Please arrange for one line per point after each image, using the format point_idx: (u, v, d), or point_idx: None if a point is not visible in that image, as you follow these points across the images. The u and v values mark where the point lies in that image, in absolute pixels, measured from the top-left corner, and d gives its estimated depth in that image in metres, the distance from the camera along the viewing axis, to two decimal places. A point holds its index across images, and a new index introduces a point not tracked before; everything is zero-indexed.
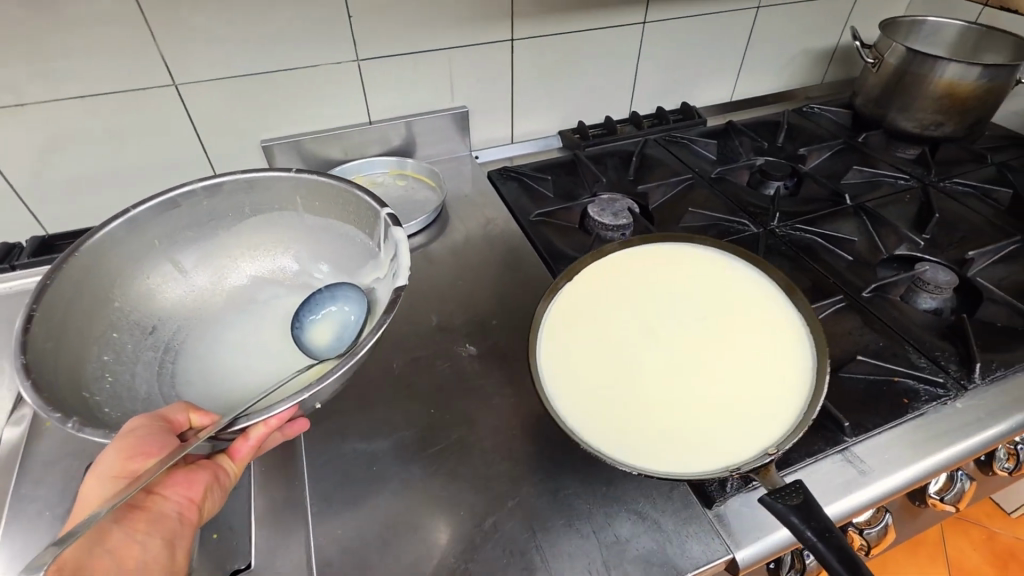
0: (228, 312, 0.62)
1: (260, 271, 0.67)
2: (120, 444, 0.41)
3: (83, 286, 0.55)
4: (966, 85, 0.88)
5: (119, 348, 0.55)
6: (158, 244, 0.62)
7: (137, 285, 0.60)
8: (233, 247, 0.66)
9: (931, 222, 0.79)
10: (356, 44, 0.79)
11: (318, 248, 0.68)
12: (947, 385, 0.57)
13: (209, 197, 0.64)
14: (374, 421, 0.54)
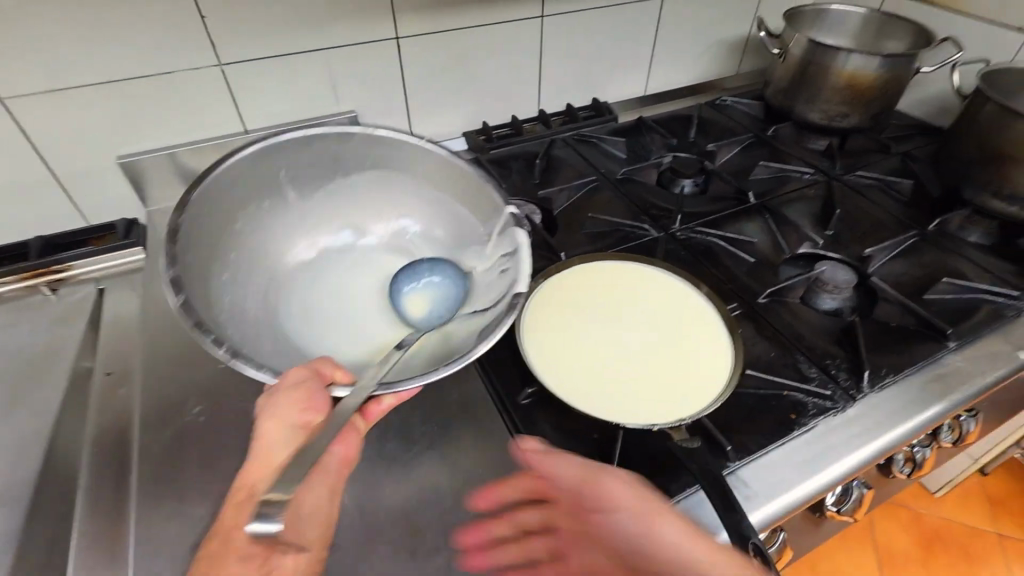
0: (332, 263, 0.61)
1: (367, 246, 0.63)
2: (278, 393, 0.42)
3: (203, 216, 0.54)
4: (867, 75, 0.87)
5: (233, 270, 0.54)
6: (263, 202, 0.60)
7: (257, 216, 0.59)
8: (344, 204, 0.64)
9: (832, 217, 0.78)
10: (214, 44, 0.71)
11: (416, 232, 0.64)
12: (834, 395, 0.55)
13: (332, 143, 0.61)
14: (219, 484, 0.48)
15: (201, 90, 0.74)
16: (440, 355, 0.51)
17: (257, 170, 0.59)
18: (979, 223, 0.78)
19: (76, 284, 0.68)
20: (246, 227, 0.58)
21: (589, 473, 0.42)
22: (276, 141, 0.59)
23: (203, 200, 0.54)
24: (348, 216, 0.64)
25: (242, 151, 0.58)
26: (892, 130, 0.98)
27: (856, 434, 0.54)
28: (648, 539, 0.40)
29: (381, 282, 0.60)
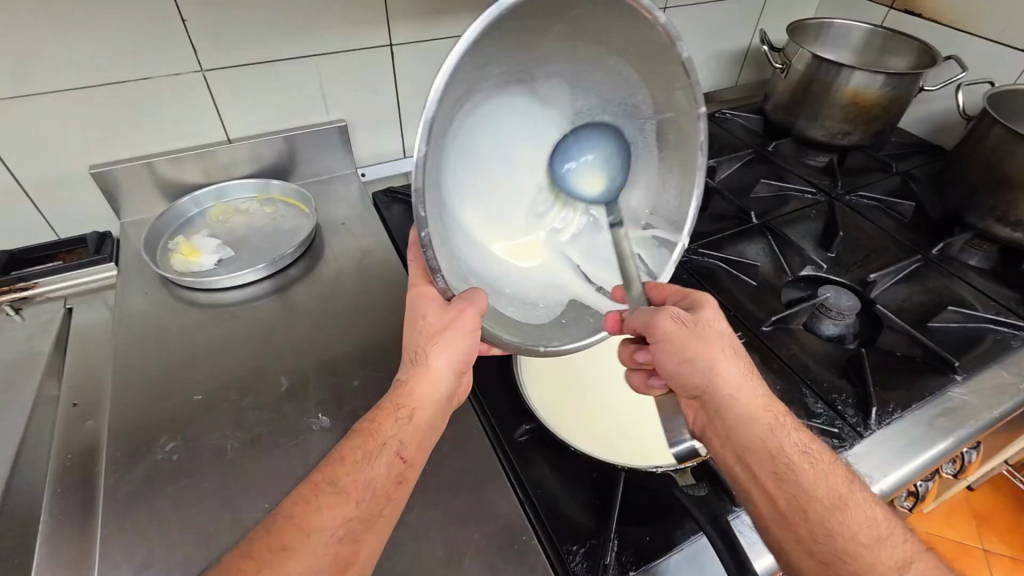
0: (521, 89, 0.50)
1: (598, 101, 0.54)
2: (458, 319, 0.47)
3: (558, 33, 0.46)
4: (871, 94, 0.85)
5: (459, 106, 0.44)
6: (586, 42, 0.48)
7: (514, 59, 0.47)
8: (596, 91, 0.53)
9: (835, 240, 0.76)
10: (196, 49, 0.65)
11: (624, 155, 0.58)
12: (842, 433, 0.53)
13: (634, 67, 0.50)
14: (192, 533, 0.44)
15: (180, 96, 0.68)
16: (534, 292, 0.56)
17: (602, 24, 0.47)
18: (980, 245, 0.78)
19: (42, 301, 0.64)
20: (557, 55, 0.49)
21: (698, 344, 0.51)
22: (652, 16, 0.44)
23: (561, 9, 0.43)
24: (595, 88, 0.53)
25: (647, 6, 0.44)
26: (891, 147, 0.97)
27: (869, 473, 0.51)
28: (762, 415, 0.49)
29: (530, 174, 0.56)
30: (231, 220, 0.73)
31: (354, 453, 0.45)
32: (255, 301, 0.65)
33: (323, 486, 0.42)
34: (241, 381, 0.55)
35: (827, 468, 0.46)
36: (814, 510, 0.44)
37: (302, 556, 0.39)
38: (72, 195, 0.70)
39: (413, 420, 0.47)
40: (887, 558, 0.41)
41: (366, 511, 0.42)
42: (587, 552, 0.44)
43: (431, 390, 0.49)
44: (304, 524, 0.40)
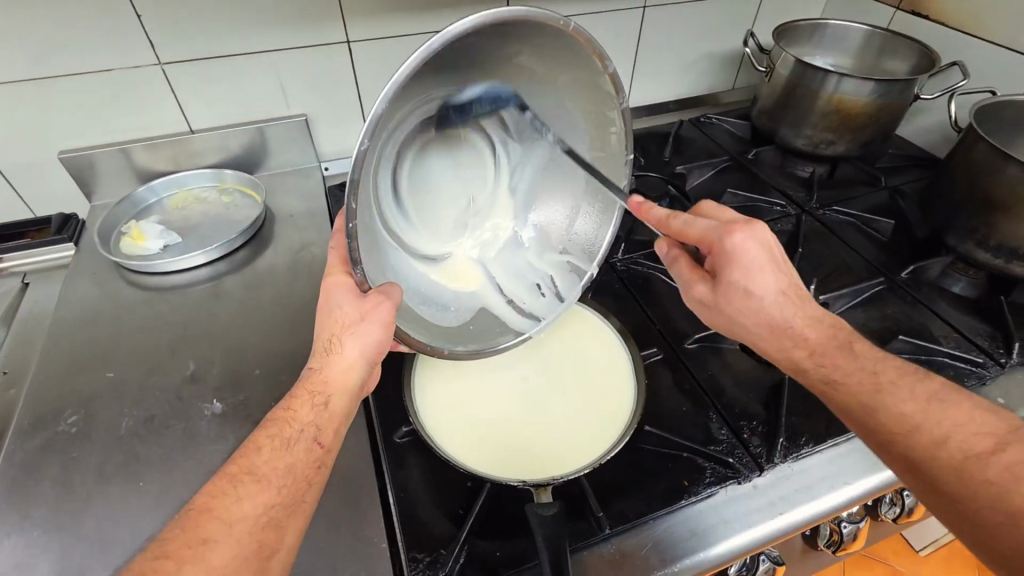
0: (474, 102, 0.48)
1: (540, 126, 0.52)
2: (376, 311, 0.43)
3: (526, 52, 0.44)
4: (856, 102, 0.79)
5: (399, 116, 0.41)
6: (543, 66, 0.46)
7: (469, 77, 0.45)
8: (550, 123, 0.52)
9: (794, 256, 0.71)
10: (153, 45, 0.69)
11: (554, 190, 0.56)
12: (738, 463, 0.49)
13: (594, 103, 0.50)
14: (70, 502, 0.47)
15: (141, 89, 0.72)
16: (448, 294, 0.52)
17: (570, 64, 0.46)
18: (963, 270, 0.72)
19: (6, 275, 0.69)
20: (517, 75, 0.47)
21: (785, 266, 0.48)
22: (605, 60, 0.45)
23: (536, 35, 0.42)
24: (544, 111, 0.51)
25: (604, 52, 0.44)
26: (884, 160, 0.90)
27: (761, 508, 0.48)
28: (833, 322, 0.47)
29: (461, 182, 0.53)
30: (188, 208, 0.77)
31: (272, 441, 0.41)
32: (189, 286, 0.68)
33: (241, 477, 0.39)
34: (152, 366, 0.58)
35: (875, 370, 0.44)
36: (879, 410, 0.42)
37: (223, 548, 0.35)
38: (44, 180, 0.76)
39: (331, 407, 0.43)
40: (950, 451, 0.39)
41: (286, 500, 0.39)
42: (431, 561, 0.43)
43: (349, 378, 0.45)
44: (223, 514, 0.37)
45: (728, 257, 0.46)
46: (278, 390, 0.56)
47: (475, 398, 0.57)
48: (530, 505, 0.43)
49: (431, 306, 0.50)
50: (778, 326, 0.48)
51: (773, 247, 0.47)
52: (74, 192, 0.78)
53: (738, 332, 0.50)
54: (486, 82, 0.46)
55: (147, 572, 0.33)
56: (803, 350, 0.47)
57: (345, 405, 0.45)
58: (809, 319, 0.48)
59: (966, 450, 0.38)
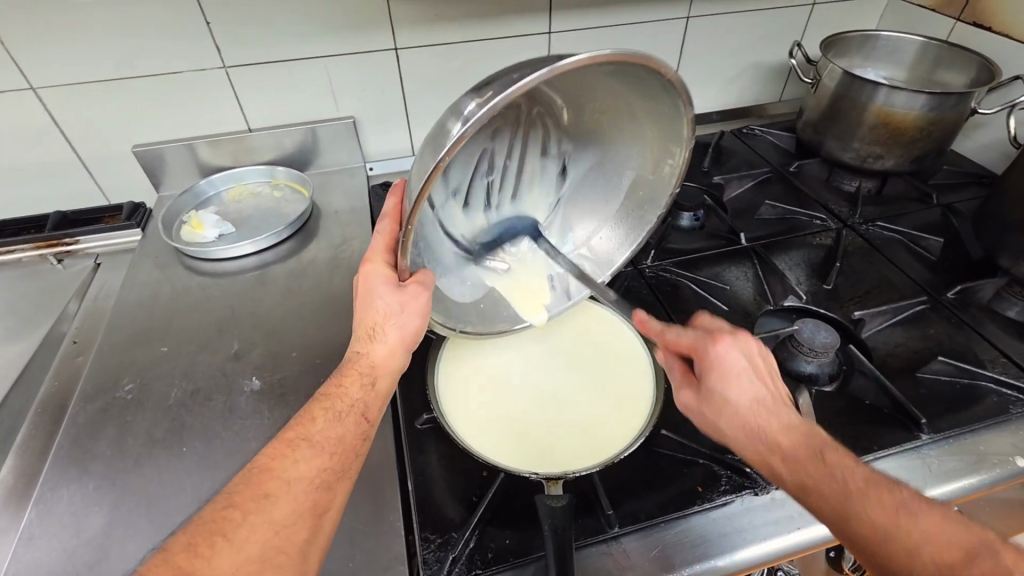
0: (557, 110, 0.46)
1: (602, 136, 0.50)
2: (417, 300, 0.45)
3: (617, 82, 0.43)
4: (907, 115, 0.77)
5: None
6: (630, 92, 0.45)
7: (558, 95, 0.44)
8: (612, 147, 0.51)
9: (832, 270, 0.69)
10: (220, 49, 0.75)
11: (591, 200, 0.56)
12: (756, 474, 0.49)
13: (662, 139, 0.50)
14: (122, 460, 0.52)
15: (207, 90, 0.79)
16: (468, 267, 0.53)
17: (658, 101, 0.45)
18: (1020, 294, 0.66)
19: (81, 256, 0.76)
20: (594, 98, 0.46)
21: (743, 385, 0.44)
22: (688, 109, 0.44)
23: (635, 70, 0.41)
24: (613, 132, 0.50)
25: (691, 100, 0.43)
26: (938, 177, 0.86)
27: (778, 522, 0.47)
28: (774, 420, 0.43)
29: (513, 180, 0.51)
30: (243, 201, 0.83)
31: (325, 411, 0.44)
32: (238, 273, 0.73)
33: (299, 442, 0.41)
34: (200, 343, 0.63)
35: (837, 474, 0.40)
36: (852, 518, 0.38)
37: (283, 503, 0.38)
38: (119, 171, 0.83)
39: (377, 388, 0.46)
40: (923, 563, 0.35)
41: (337, 465, 0.41)
42: (442, 543, 0.45)
43: (392, 360, 0.47)
44: (282, 473, 0.39)
45: (713, 367, 0.44)
46: (311, 372, 0.59)
47: (505, 386, 0.59)
48: (538, 497, 0.44)
49: (449, 273, 0.51)
50: (745, 434, 0.43)
51: (760, 363, 0.45)
52: (144, 182, 0.85)
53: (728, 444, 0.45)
54: (565, 91, 0.44)
55: (217, 518, 0.36)
56: (775, 457, 0.42)
57: (388, 385, 0.47)
58: (784, 427, 0.43)
59: (938, 560, 0.35)
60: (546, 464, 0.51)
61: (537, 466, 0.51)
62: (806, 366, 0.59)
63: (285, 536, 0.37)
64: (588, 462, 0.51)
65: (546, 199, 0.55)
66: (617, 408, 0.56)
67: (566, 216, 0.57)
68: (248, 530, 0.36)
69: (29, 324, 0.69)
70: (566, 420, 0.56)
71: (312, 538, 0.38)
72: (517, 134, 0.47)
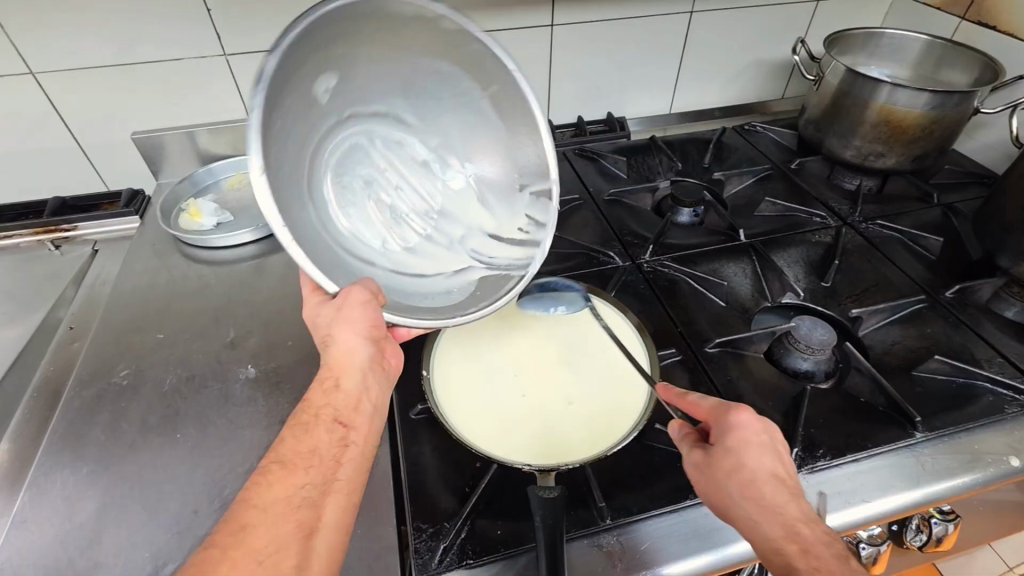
0: (343, 103, 0.49)
1: (405, 101, 0.52)
2: (362, 305, 0.44)
3: (344, 38, 0.44)
4: (908, 113, 0.76)
5: (287, 141, 0.44)
6: (369, 51, 0.47)
7: (318, 84, 0.45)
8: (428, 102, 0.53)
9: (830, 268, 0.69)
10: (220, 37, 0.75)
11: (473, 138, 0.56)
12: None
13: (446, 60, 0.50)
14: (116, 445, 0.52)
15: (207, 77, 0.78)
16: (423, 278, 0.52)
17: (365, 20, 0.44)
18: (1019, 295, 0.66)
19: (79, 242, 0.76)
20: (355, 67, 0.47)
21: (755, 455, 0.42)
22: (430, 4, 0.45)
23: (324, 32, 0.42)
24: (415, 87, 0.52)
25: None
26: (939, 176, 0.86)
27: None
28: (786, 497, 0.41)
29: (408, 186, 0.55)
30: (242, 190, 0.82)
31: (295, 427, 0.42)
32: (235, 261, 0.73)
33: (268, 466, 0.39)
34: (195, 331, 0.63)
35: (786, 513, 0.40)
36: None
37: (261, 530, 0.36)
38: (119, 158, 0.83)
39: (345, 390, 0.44)
40: None
41: (315, 478, 0.39)
42: (434, 532, 0.45)
43: (354, 360, 0.45)
44: (256, 500, 0.37)
45: (730, 433, 0.42)
46: (306, 361, 0.59)
47: (499, 366, 0.59)
48: (531, 489, 0.44)
49: (407, 291, 0.51)
50: (769, 515, 0.40)
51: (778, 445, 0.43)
52: (143, 169, 0.85)
53: (728, 509, 0.42)
54: (334, 72, 0.45)
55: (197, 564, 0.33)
56: (795, 548, 0.39)
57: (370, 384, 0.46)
58: (806, 516, 0.40)
59: None
60: (537, 454, 0.51)
61: (528, 459, 0.50)
62: (802, 362, 0.59)
63: (268, 565, 0.34)
64: (596, 450, 0.51)
65: (452, 187, 0.57)
66: (609, 399, 0.56)
67: (472, 177, 0.57)
68: (227, 566, 0.33)
69: (24, 310, 0.69)
70: (554, 409, 0.55)
71: (302, 560, 0.36)
72: (363, 145, 0.52)
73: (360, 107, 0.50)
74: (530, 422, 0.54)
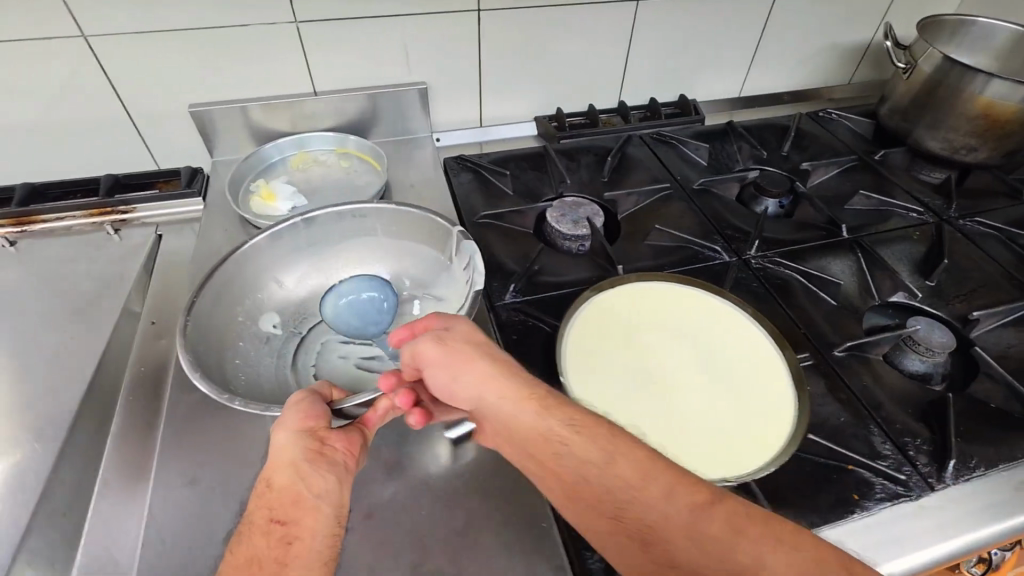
0: (305, 304, 0.65)
1: (318, 262, 0.67)
2: (298, 407, 0.45)
3: (231, 289, 0.60)
4: (1010, 107, 0.75)
5: (244, 353, 0.58)
6: (263, 265, 0.63)
7: (257, 297, 0.62)
8: (335, 262, 0.67)
9: (938, 267, 0.68)
10: (293, 2, 0.68)
11: (379, 265, 0.68)
12: (908, 481, 0.48)
13: (308, 227, 0.65)
14: (236, 456, 0.48)
15: (275, 45, 0.71)
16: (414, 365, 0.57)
17: (222, 288, 0.59)
18: None
19: (137, 225, 0.70)
20: (269, 279, 0.63)
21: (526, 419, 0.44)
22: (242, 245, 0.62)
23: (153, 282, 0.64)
24: (331, 277, 0.67)
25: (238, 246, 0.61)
26: (1020, 173, 0.86)
27: (928, 528, 0.47)
28: (583, 451, 0.41)
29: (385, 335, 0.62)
30: (309, 170, 0.76)
31: (239, 542, 0.39)
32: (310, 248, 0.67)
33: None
34: None
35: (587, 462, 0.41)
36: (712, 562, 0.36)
37: None
38: (172, 132, 0.76)
39: (275, 485, 0.41)
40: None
41: None
42: None
43: (289, 454, 0.42)
44: None
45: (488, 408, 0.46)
46: None
47: (629, 364, 0.55)
48: None
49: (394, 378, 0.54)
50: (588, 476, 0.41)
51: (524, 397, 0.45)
52: (197, 145, 0.78)
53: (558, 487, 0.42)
54: (248, 289, 0.62)
55: None
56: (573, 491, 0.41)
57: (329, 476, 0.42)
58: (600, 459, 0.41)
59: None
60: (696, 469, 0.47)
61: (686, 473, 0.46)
62: (917, 365, 0.60)
63: None
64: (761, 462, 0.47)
65: (427, 305, 0.64)
66: (736, 398, 0.53)
67: (437, 279, 0.66)
68: None
69: (89, 298, 0.62)
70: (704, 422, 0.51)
71: None
72: (324, 325, 0.64)
73: (328, 307, 0.65)
74: (681, 436, 0.49)
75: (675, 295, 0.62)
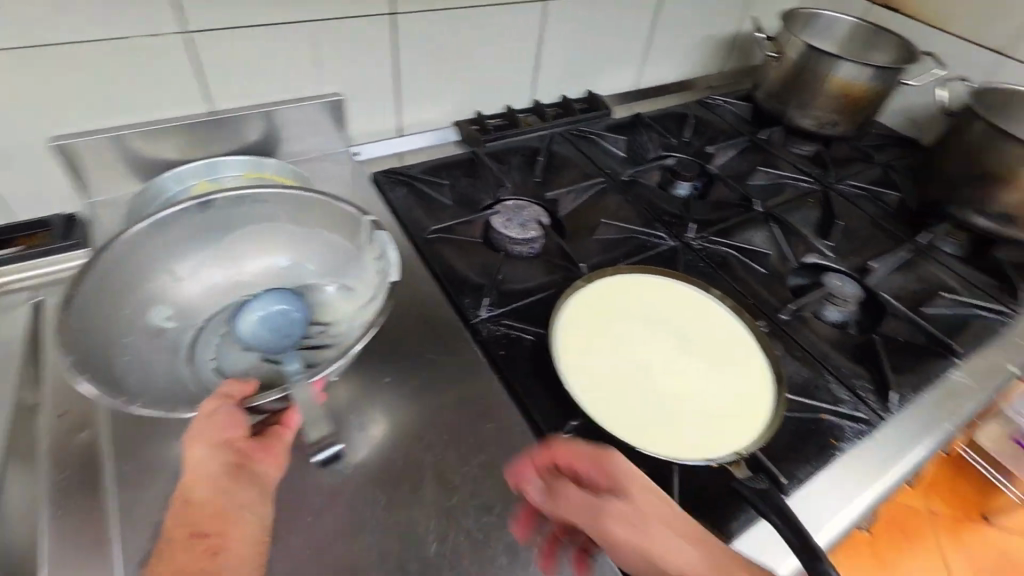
0: (192, 291, 0.55)
1: (205, 245, 0.56)
2: (209, 420, 0.40)
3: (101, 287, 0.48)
4: (861, 85, 0.88)
5: (133, 348, 0.49)
6: (135, 257, 0.51)
7: (136, 294, 0.51)
8: (228, 246, 0.57)
9: (834, 228, 0.79)
10: (178, 7, 0.58)
11: (285, 246, 0.58)
12: (867, 418, 0.55)
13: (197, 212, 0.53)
14: None
15: (158, 58, 0.61)
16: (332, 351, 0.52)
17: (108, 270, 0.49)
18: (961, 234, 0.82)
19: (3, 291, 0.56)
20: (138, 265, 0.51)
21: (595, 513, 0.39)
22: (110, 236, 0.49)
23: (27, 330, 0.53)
24: (225, 259, 0.57)
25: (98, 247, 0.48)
26: (869, 141, 1.02)
27: (888, 457, 0.54)
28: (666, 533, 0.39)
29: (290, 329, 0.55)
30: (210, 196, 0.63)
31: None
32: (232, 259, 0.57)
33: None
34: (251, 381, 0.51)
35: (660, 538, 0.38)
36: None
37: None
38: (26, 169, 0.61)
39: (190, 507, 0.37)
40: None
41: None
42: None
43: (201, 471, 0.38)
44: None
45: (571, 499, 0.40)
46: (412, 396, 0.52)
47: (619, 359, 0.57)
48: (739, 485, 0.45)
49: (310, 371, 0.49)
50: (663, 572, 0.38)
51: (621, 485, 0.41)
52: (62, 182, 0.64)
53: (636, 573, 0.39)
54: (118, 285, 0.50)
55: None
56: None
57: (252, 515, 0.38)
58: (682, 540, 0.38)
59: None
60: (710, 448, 0.49)
61: (702, 455, 0.49)
62: (835, 317, 0.68)
63: None
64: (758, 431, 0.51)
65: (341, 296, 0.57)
66: (721, 387, 0.56)
67: (350, 269, 0.59)
68: None
69: None
70: (701, 401, 0.54)
71: None
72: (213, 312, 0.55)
73: (222, 296, 0.56)
74: (687, 417, 0.52)
75: (636, 287, 0.65)
